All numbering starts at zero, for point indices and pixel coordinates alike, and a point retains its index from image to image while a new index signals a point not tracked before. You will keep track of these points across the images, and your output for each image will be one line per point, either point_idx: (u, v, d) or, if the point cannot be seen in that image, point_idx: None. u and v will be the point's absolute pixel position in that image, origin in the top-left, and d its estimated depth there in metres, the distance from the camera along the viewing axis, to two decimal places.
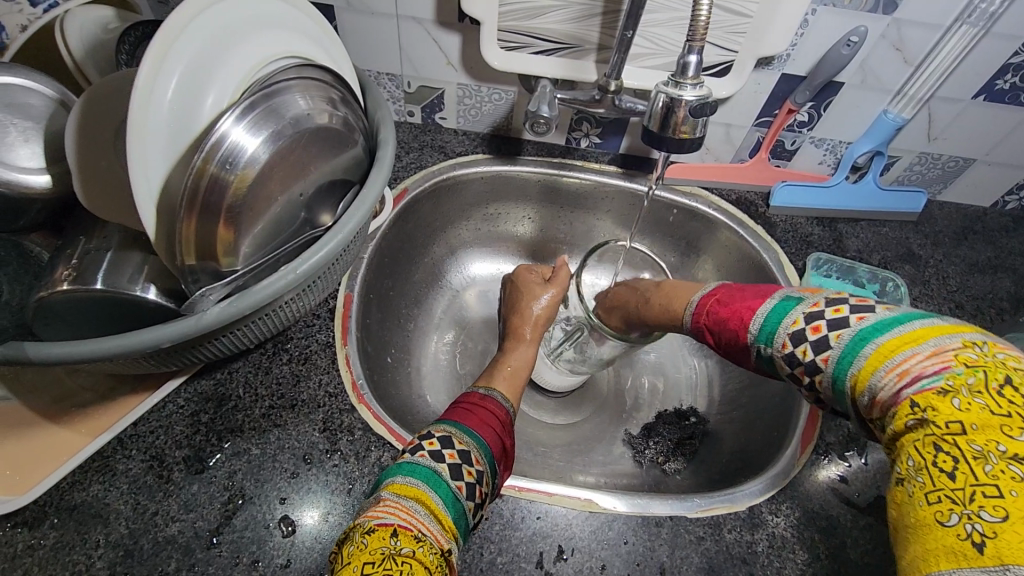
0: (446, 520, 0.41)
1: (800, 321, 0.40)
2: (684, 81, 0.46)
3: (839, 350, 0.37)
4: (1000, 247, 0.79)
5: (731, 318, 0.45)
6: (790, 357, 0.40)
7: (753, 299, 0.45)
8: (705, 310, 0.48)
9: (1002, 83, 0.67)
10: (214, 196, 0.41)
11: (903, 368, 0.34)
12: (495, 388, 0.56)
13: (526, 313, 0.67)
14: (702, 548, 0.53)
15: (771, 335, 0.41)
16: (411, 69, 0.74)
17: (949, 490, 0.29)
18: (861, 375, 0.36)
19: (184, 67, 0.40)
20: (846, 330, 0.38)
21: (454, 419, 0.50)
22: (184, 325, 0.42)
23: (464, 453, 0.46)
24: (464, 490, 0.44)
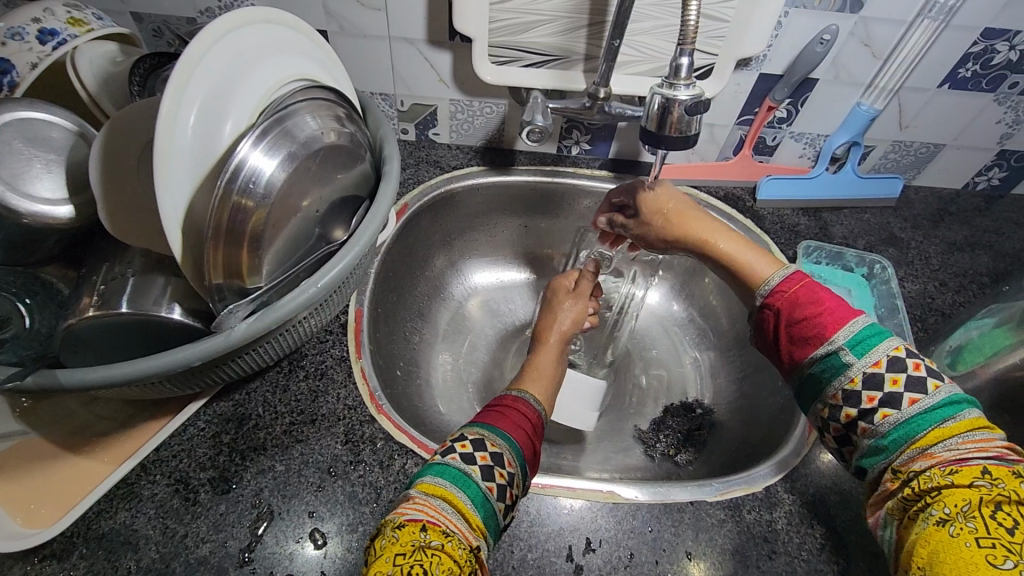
0: (473, 519, 0.42)
1: (879, 365, 0.42)
2: (677, 82, 0.48)
3: (916, 410, 0.41)
4: (975, 226, 0.83)
5: (815, 315, 0.45)
6: (849, 394, 0.43)
7: (841, 308, 0.45)
8: (786, 294, 0.47)
9: (964, 71, 0.71)
10: (238, 220, 0.42)
11: (980, 445, 0.38)
12: (529, 391, 0.58)
13: (554, 319, 0.68)
14: (725, 530, 0.54)
15: (857, 355, 0.43)
16: (404, 88, 0.77)
17: (1005, 540, 0.32)
18: (932, 436, 0.40)
19: (203, 95, 0.42)
20: (926, 394, 0.41)
21: (487, 422, 0.50)
22: (212, 343, 0.43)
23: (496, 455, 0.46)
24: (495, 491, 0.45)
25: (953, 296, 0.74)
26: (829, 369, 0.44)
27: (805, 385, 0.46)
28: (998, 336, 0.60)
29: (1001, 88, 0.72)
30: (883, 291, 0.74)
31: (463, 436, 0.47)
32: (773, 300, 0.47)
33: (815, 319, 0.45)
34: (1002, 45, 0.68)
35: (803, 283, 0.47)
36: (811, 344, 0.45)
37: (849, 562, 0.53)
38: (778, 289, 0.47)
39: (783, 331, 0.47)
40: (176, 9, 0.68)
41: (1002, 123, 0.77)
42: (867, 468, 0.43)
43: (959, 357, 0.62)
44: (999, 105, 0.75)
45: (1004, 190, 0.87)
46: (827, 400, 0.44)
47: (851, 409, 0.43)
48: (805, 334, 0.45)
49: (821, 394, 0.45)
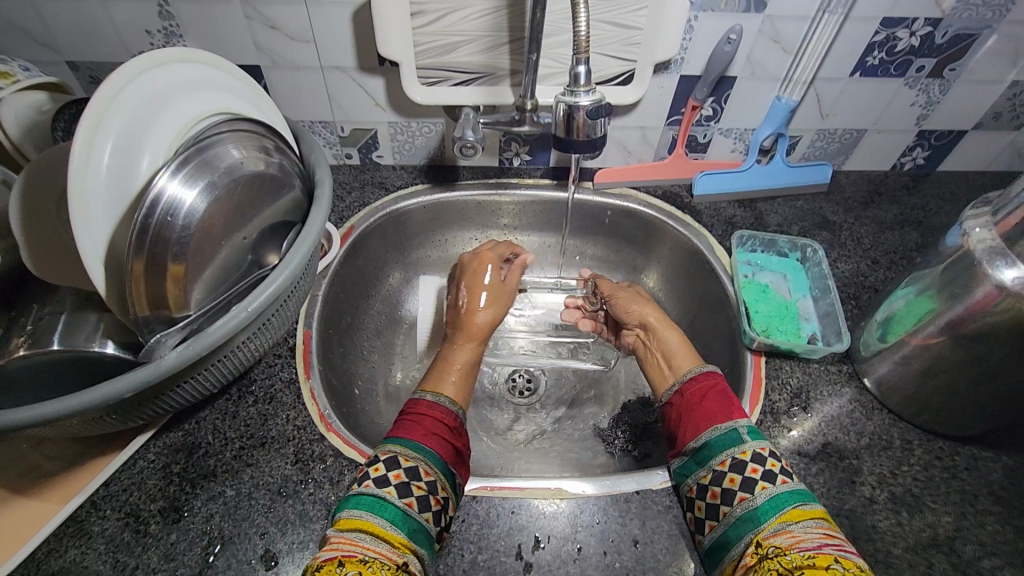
0: (395, 538, 0.45)
1: (764, 450, 0.52)
2: (577, 89, 0.51)
3: (787, 490, 0.49)
4: (904, 205, 0.87)
5: (720, 403, 0.57)
6: (737, 461, 0.52)
7: (741, 407, 0.56)
8: (705, 380, 0.60)
9: (872, 59, 0.74)
10: (160, 250, 0.44)
11: (831, 532, 0.45)
12: (444, 392, 0.59)
13: (474, 300, 0.70)
14: (671, 516, 0.56)
15: (745, 436, 0.53)
16: (342, 115, 0.79)
17: None
18: (795, 513, 0.47)
19: (117, 136, 0.44)
20: (793, 482, 0.50)
21: (401, 435, 0.53)
22: (144, 372, 0.44)
23: (412, 469, 0.49)
24: (415, 505, 0.47)
25: (884, 273, 0.77)
26: (725, 441, 0.53)
27: (696, 453, 0.54)
28: (919, 304, 0.60)
29: (909, 72, 0.76)
30: (816, 273, 0.77)
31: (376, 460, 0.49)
32: (686, 387, 0.60)
33: (724, 405, 0.56)
34: (902, 32, 0.71)
35: (717, 381, 0.59)
36: (716, 419, 0.55)
37: None
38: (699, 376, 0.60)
39: (688, 406, 0.58)
40: (109, 54, 0.70)
41: (916, 105, 0.81)
42: (735, 538, 0.48)
43: (887, 329, 0.64)
44: (910, 89, 0.78)
45: (930, 168, 0.91)
46: (714, 465, 0.52)
47: (736, 475, 0.51)
48: (710, 411, 0.56)
49: (710, 460, 0.53)
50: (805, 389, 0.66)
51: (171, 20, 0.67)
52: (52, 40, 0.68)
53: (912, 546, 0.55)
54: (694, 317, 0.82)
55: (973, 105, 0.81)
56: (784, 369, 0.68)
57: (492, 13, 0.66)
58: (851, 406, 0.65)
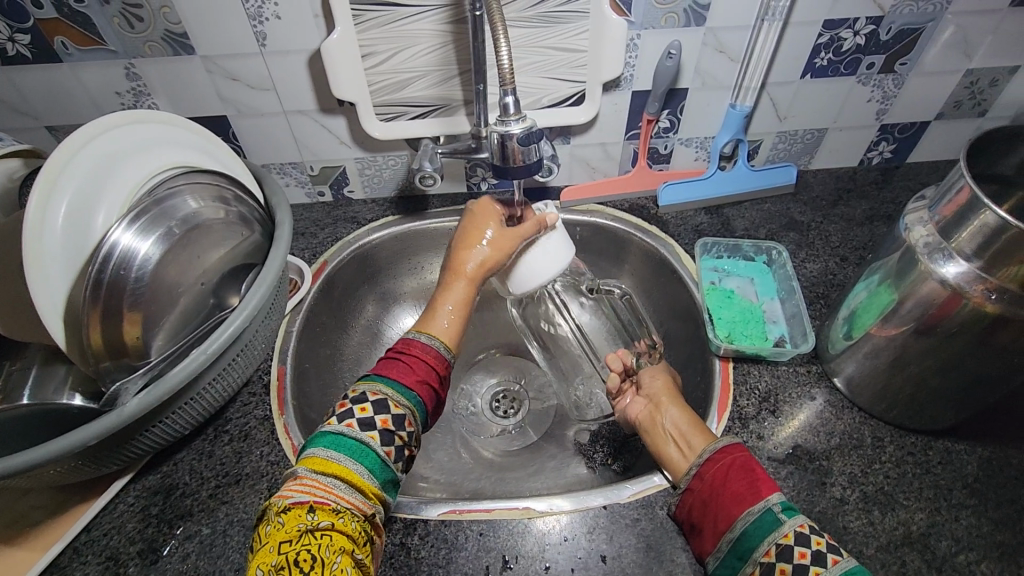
0: (369, 488, 0.46)
1: (805, 526, 0.47)
2: (508, 118, 0.52)
3: (842, 572, 0.43)
4: (873, 199, 0.87)
5: (747, 483, 0.51)
6: (781, 549, 0.46)
7: (770, 480, 0.51)
8: (728, 456, 0.54)
9: (821, 61, 0.76)
10: (114, 298, 0.47)
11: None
12: (436, 333, 0.59)
13: (477, 248, 0.62)
14: (639, 529, 0.56)
15: (785, 516, 0.47)
16: (310, 155, 0.82)
17: None
18: None
19: (70, 197, 0.47)
20: (843, 557, 0.45)
21: (389, 374, 0.53)
22: (106, 421, 0.46)
23: (399, 417, 0.50)
24: (392, 454, 0.49)
25: (853, 269, 0.77)
26: (763, 525, 0.48)
27: (734, 546, 0.49)
28: (879, 296, 0.60)
29: (860, 70, 0.77)
30: (782, 275, 0.77)
31: (364, 400, 0.49)
32: (705, 469, 0.54)
33: (750, 481, 0.51)
34: (846, 32, 0.72)
35: (738, 455, 0.54)
36: (746, 501, 0.50)
37: None
38: (721, 451, 0.54)
39: (712, 492, 0.52)
40: (84, 117, 0.74)
41: (873, 101, 0.81)
42: None
43: (854, 325, 0.63)
44: (864, 86, 0.79)
45: (899, 160, 0.91)
46: (759, 558, 0.47)
47: (785, 565, 0.46)
48: (739, 495, 0.50)
49: (752, 552, 0.47)
50: (774, 392, 0.66)
51: (138, 81, 0.70)
52: (29, 108, 0.72)
53: (884, 545, 0.55)
54: (668, 327, 0.82)
55: (931, 96, 0.81)
56: (753, 373, 0.68)
57: (441, 49, 0.69)
58: (821, 407, 0.65)
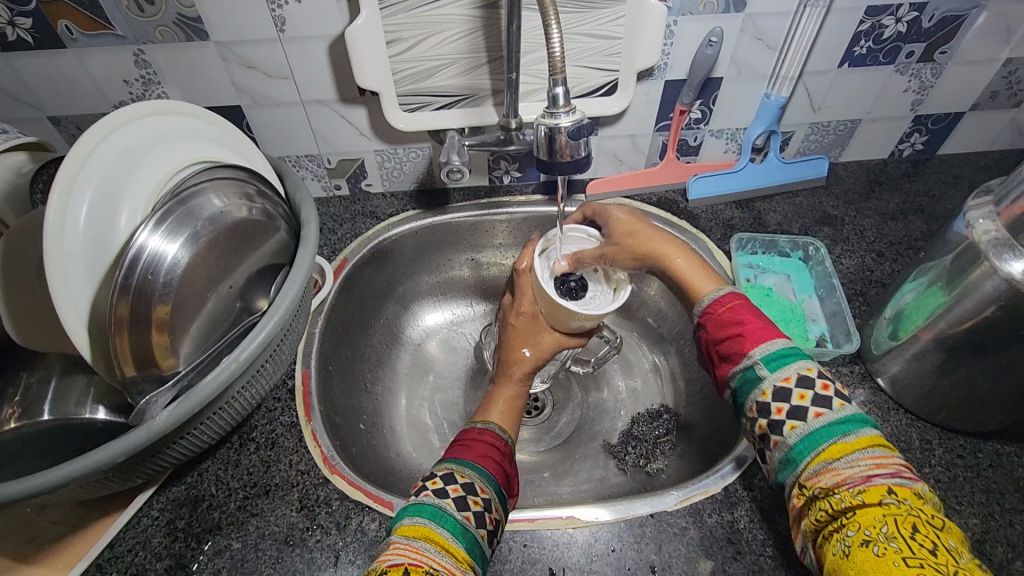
0: (458, 552, 0.44)
1: (789, 380, 0.46)
2: (557, 110, 0.51)
3: (820, 424, 0.44)
4: (906, 192, 0.85)
5: (746, 327, 0.51)
6: (762, 406, 0.47)
7: (772, 327, 0.51)
8: (720, 309, 0.53)
9: (860, 49, 0.73)
10: (141, 308, 0.44)
11: (882, 462, 0.41)
12: (492, 419, 0.60)
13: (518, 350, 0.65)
14: (688, 538, 0.54)
15: (770, 369, 0.48)
16: (328, 147, 0.78)
17: (931, 561, 0.35)
18: (836, 449, 0.42)
19: (90, 196, 0.44)
20: (829, 410, 0.44)
21: (454, 456, 0.54)
22: (135, 436, 0.44)
23: (469, 485, 0.50)
24: (473, 519, 0.47)
25: (891, 265, 0.75)
26: (747, 381, 0.49)
27: (733, 404, 0.51)
28: (931, 296, 0.58)
29: (899, 59, 0.74)
30: (820, 272, 0.76)
31: (433, 474, 0.50)
32: (709, 313, 0.54)
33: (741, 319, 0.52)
34: (888, 19, 0.70)
35: (733, 302, 0.53)
36: (734, 357, 0.50)
37: None
38: (711, 305, 0.54)
39: (714, 340, 0.53)
40: (92, 106, 0.70)
41: (910, 91, 0.79)
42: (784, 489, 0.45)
43: (900, 323, 0.62)
44: (902, 75, 0.76)
45: (930, 152, 0.89)
46: (745, 415, 0.49)
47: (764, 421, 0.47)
48: (730, 351, 0.51)
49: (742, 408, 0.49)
50: None
51: (149, 68, 0.66)
52: (31, 97, 0.67)
53: None
54: None
55: (969, 86, 0.79)
56: None
57: (469, 35, 0.66)
58: (866, 409, 0.63)
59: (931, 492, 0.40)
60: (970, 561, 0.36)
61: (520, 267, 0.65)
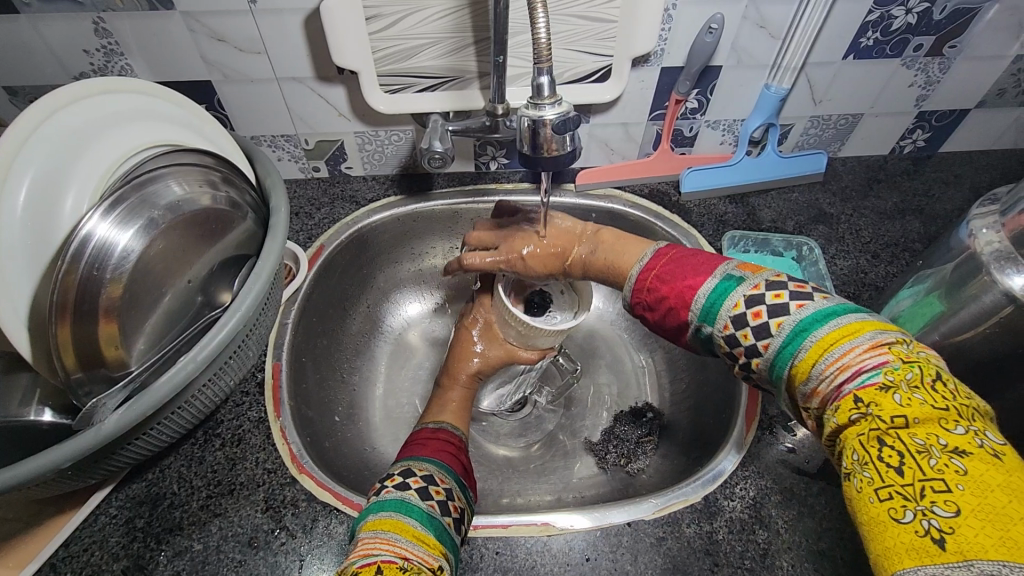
0: (429, 540, 0.43)
1: (728, 326, 0.43)
2: (542, 102, 0.48)
3: (774, 353, 0.41)
4: (905, 191, 0.82)
5: (671, 297, 0.47)
6: (729, 352, 0.44)
7: (692, 278, 0.46)
8: (643, 290, 0.49)
9: (866, 40, 0.69)
10: (87, 303, 0.42)
11: (844, 363, 0.36)
12: (441, 419, 0.59)
13: (465, 355, 0.65)
14: (664, 548, 0.53)
15: (710, 325, 0.44)
16: (305, 127, 0.74)
17: (899, 485, 0.32)
18: (801, 369, 0.39)
19: (29, 183, 0.41)
20: (773, 336, 0.41)
21: (409, 455, 0.52)
22: (81, 439, 0.41)
23: (428, 477, 0.49)
24: (438, 507, 0.46)
25: (885, 268, 0.73)
26: (706, 341, 0.46)
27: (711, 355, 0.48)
28: (927, 306, 0.56)
29: (906, 52, 0.71)
30: (813, 273, 0.73)
31: (389, 473, 0.48)
32: (639, 292, 0.50)
33: (672, 284, 0.47)
34: (897, 10, 0.66)
35: (657, 268, 0.49)
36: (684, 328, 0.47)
37: (791, 566, 0.52)
38: (635, 289, 0.50)
39: (655, 318, 0.49)
40: (51, 76, 0.65)
41: (915, 86, 0.76)
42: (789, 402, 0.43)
43: (894, 331, 0.59)
44: (908, 69, 0.73)
45: (931, 150, 0.86)
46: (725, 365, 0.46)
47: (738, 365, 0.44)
48: (672, 324, 0.48)
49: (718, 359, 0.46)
50: None
51: (110, 37, 0.62)
52: None
53: None
54: None
55: (976, 83, 0.76)
56: None
57: (454, 13, 0.62)
58: None
59: (906, 371, 0.35)
60: (943, 454, 0.32)
61: (483, 276, 0.66)
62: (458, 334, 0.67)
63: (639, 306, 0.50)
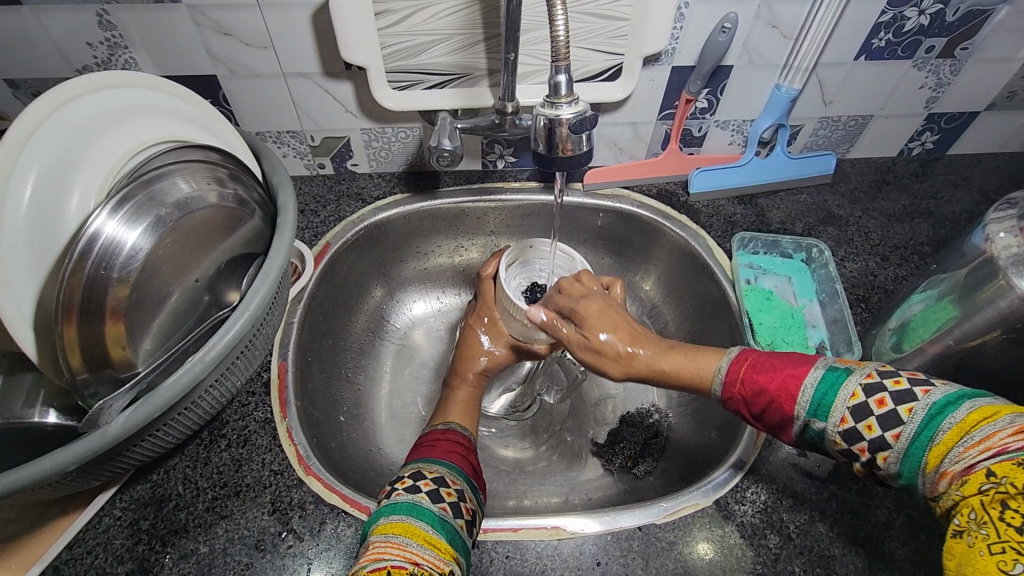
0: (441, 544, 0.42)
1: (847, 420, 0.41)
2: (559, 100, 0.47)
3: (906, 443, 0.39)
4: (913, 193, 0.82)
5: (772, 388, 0.44)
6: (847, 450, 0.42)
7: (794, 367, 0.44)
8: (736, 386, 0.46)
9: (879, 41, 0.69)
10: (93, 303, 0.41)
11: (983, 441, 0.35)
12: (451, 419, 0.58)
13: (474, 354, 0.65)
14: (675, 553, 0.53)
15: (822, 420, 0.42)
16: (311, 123, 0.73)
17: (1016, 541, 0.30)
18: (935, 454, 0.37)
19: (34, 181, 0.40)
20: (904, 425, 0.39)
21: (419, 456, 0.52)
22: (87, 442, 0.40)
23: (439, 479, 0.48)
24: (449, 510, 0.45)
25: (895, 270, 0.73)
26: (815, 438, 0.43)
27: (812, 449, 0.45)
28: (940, 310, 0.56)
29: (918, 53, 0.70)
30: (823, 276, 0.73)
31: (399, 475, 0.48)
32: (732, 387, 0.46)
33: (769, 382, 0.44)
34: (911, 11, 0.66)
35: (749, 364, 0.46)
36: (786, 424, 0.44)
37: (803, 571, 0.51)
38: (726, 384, 0.46)
39: (752, 416, 0.46)
40: (53, 70, 0.64)
41: (926, 88, 0.75)
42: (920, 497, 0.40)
43: (906, 334, 0.59)
44: (920, 71, 0.73)
45: (939, 152, 0.86)
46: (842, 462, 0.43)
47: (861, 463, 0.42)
48: (772, 420, 0.45)
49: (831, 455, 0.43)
50: None
51: (114, 30, 0.61)
52: None
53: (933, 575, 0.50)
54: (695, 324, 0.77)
55: (987, 85, 0.75)
56: None
57: (465, 9, 0.61)
58: None
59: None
60: None
61: (484, 273, 0.66)
62: (466, 334, 0.67)
63: (732, 404, 0.47)
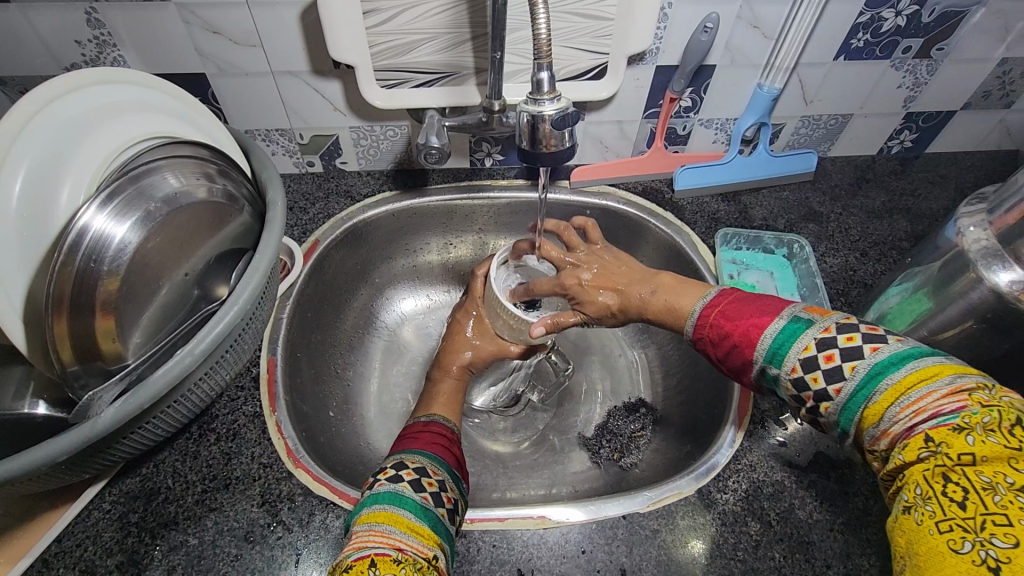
0: (423, 531, 0.43)
1: (796, 369, 0.42)
2: (541, 97, 0.49)
3: (847, 398, 0.40)
4: (892, 190, 0.84)
5: (736, 334, 0.45)
6: (795, 395, 0.43)
7: (759, 316, 0.45)
8: (705, 328, 0.47)
9: (857, 42, 0.71)
10: (83, 296, 0.42)
11: (920, 406, 0.36)
12: (435, 411, 0.59)
13: (459, 348, 0.66)
14: (658, 540, 0.54)
15: (776, 366, 0.43)
16: (300, 121, 0.74)
17: (961, 519, 0.32)
18: (873, 413, 0.38)
19: (24, 175, 0.41)
20: (847, 380, 0.40)
21: (402, 448, 0.52)
22: (78, 433, 0.41)
23: (420, 469, 0.49)
24: (431, 499, 0.46)
25: (874, 266, 0.74)
26: (769, 380, 0.44)
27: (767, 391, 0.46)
28: (915, 303, 0.57)
29: (895, 53, 0.72)
30: (804, 271, 0.75)
31: (381, 467, 0.48)
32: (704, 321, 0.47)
33: (742, 325, 0.45)
34: (887, 12, 0.67)
35: (725, 304, 0.47)
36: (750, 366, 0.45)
37: (783, 557, 0.52)
38: (698, 324, 0.48)
39: (717, 358, 0.47)
40: (41, 67, 0.64)
41: (903, 87, 0.77)
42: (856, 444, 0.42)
43: (882, 327, 0.60)
44: (897, 70, 0.74)
45: (918, 150, 0.88)
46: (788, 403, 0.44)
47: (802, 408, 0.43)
48: (734, 363, 0.46)
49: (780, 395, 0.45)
50: None
51: (102, 28, 0.61)
52: None
53: None
54: None
55: (962, 85, 0.77)
56: None
57: (452, 9, 0.62)
58: None
59: (985, 416, 0.34)
60: (1008, 491, 0.31)
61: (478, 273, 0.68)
62: (452, 326, 0.69)
63: (701, 344, 0.48)
